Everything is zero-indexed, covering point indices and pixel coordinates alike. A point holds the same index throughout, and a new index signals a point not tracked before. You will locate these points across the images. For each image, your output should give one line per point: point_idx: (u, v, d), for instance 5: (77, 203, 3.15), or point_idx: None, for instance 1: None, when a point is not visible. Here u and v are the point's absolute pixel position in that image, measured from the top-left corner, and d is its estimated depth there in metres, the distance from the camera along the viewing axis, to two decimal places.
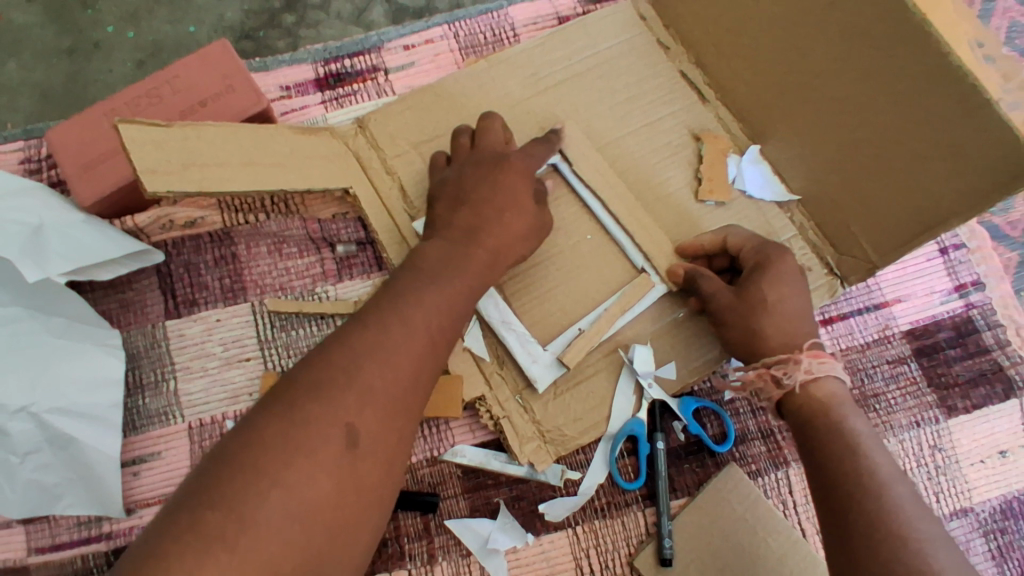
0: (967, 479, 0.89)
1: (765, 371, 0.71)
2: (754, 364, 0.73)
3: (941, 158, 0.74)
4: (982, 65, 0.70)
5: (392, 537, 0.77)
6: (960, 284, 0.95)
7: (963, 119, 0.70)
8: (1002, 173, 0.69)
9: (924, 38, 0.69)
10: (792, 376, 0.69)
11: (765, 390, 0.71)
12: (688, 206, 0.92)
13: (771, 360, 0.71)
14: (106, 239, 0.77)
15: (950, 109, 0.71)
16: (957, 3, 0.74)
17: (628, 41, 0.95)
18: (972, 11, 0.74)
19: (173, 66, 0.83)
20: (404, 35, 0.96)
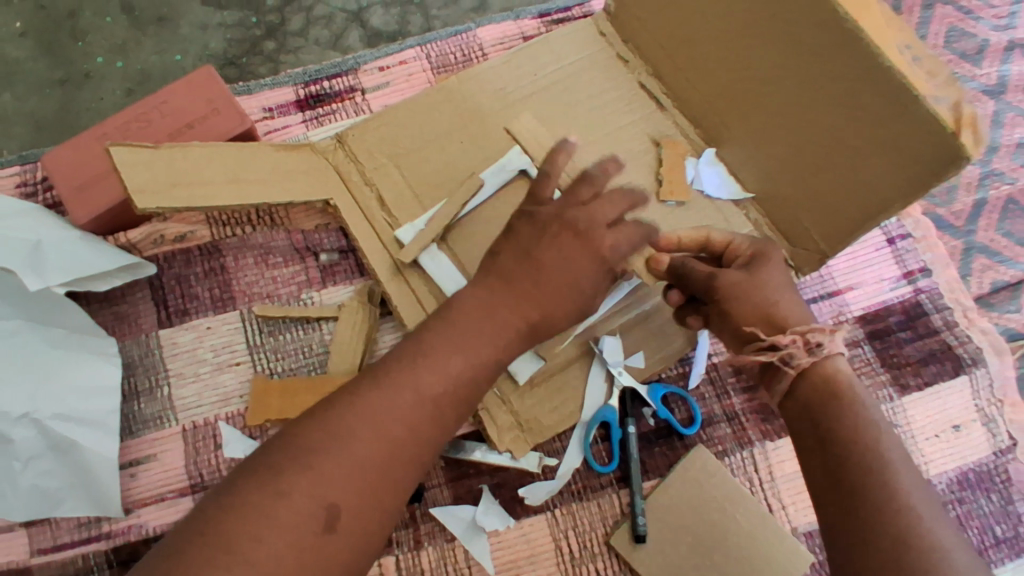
0: (923, 453, 0.94)
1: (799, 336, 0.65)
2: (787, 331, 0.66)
3: (877, 152, 0.80)
4: (910, 64, 0.76)
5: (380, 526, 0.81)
6: (908, 271, 1.01)
7: (894, 116, 0.76)
8: (931, 164, 0.75)
9: (854, 44, 0.75)
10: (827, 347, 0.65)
11: (795, 356, 0.65)
12: (651, 204, 0.99)
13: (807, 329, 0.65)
14: (103, 254, 0.82)
15: (882, 107, 0.77)
16: (884, 8, 0.80)
17: (588, 57, 1.02)
18: (898, 15, 0.81)
19: (161, 92, 0.88)
20: (379, 57, 1.02)
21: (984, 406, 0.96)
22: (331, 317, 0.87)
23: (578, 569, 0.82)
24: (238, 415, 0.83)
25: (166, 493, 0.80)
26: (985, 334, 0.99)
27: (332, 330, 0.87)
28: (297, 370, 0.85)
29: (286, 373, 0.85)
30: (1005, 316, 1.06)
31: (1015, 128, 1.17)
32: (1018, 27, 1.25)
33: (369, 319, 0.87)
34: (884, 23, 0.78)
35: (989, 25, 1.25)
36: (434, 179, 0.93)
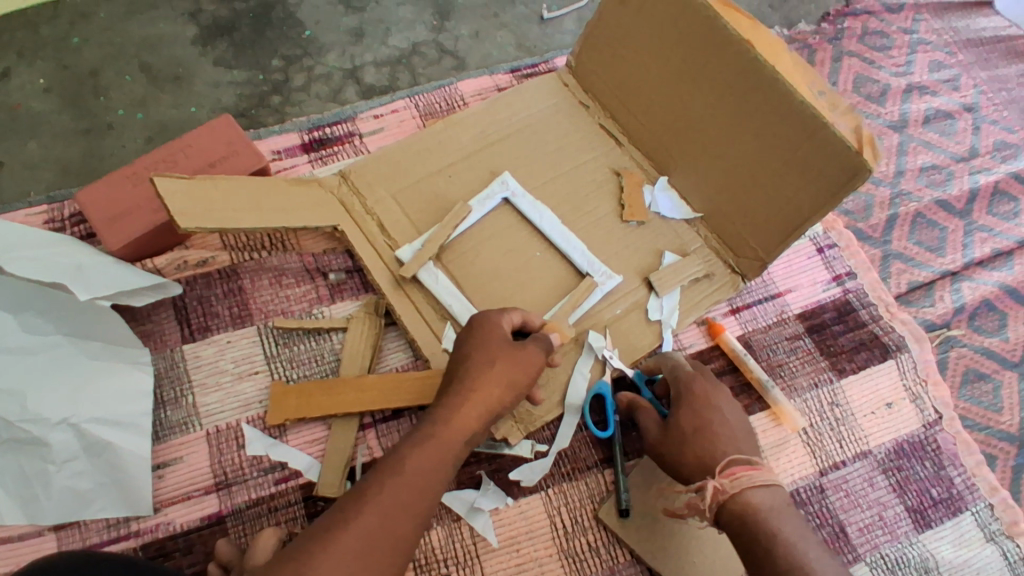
0: (863, 427, 1.06)
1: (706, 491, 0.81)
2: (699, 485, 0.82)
3: (798, 171, 0.97)
4: (817, 98, 0.95)
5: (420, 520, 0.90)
6: (837, 275, 1.18)
7: (808, 139, 0.94)
8: (841, 177, 0.92)
9: (772, 83, 0.94)
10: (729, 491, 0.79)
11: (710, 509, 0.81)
12: (615, 224, 1.13)
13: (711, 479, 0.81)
14: (136, 275, 0.93)
15: (798, 133, 0.94)
16: (793, 57, 1.00)
17: (555, 103, 1.20)
18: (804, 63, 1.01)
19: (185, 137, 1.01)
20: (374, 107, 1.18)
21: (911, 385, 1.10)
22: (340, 328, 0.98)
23: (571, 542, 0.91)
24: (258, 418, 0.92)
25: (191, 491, 0.87)
26: (905, 323, 1.15)
27: (342, 339, 0.98)
28: (312, 375, 0.95)
29: (301, 379, 0.95)
30: (922, 310, 1.23)
31: (917, 155, 1.39)
32: (914, 73, 1.49)
33: (374, 328, 0.98)
34: (794, 69, 0.98)
35: (889, 73, 1.49)
36: (427, 207, 1.06)
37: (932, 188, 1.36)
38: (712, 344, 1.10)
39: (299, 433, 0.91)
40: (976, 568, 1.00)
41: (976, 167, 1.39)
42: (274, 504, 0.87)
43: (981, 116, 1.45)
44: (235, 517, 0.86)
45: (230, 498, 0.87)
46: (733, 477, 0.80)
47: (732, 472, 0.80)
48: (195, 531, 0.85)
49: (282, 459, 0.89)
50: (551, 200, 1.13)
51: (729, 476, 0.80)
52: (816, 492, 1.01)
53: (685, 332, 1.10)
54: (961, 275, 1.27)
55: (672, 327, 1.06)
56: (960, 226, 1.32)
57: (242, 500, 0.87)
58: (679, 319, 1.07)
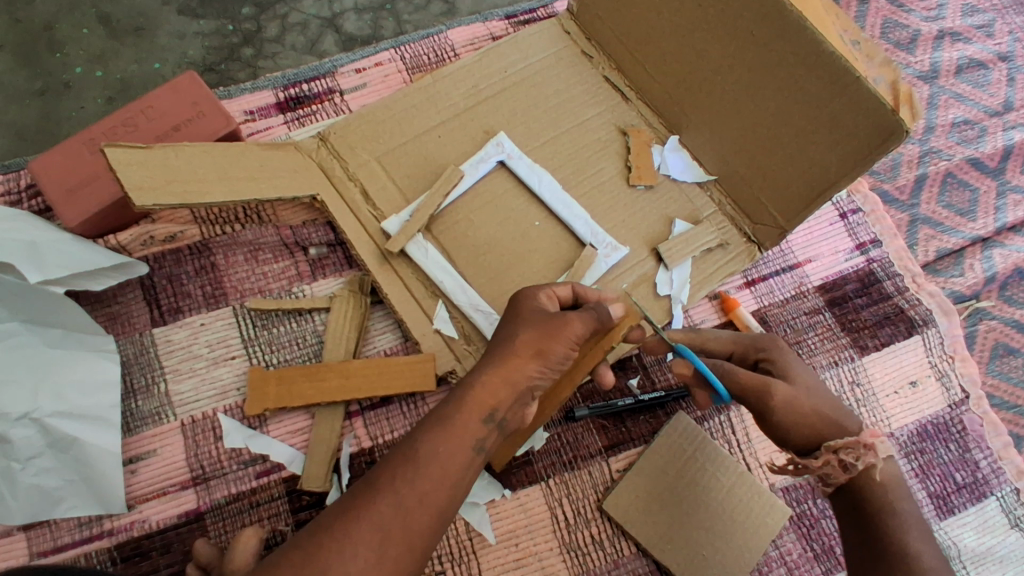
0: (885, 408, 1.00)
1: (834, 457, 0.71)
2: (820, 451, 0.72)
3: (824, 130, 0.87)
4: (850, 48, 0.85)
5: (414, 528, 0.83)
6: (861, 243, 1.10)
7: (839, 96, 0.83)
8: (874, 139, 0.82)
9: (801, 31, 0.83)
10: (862, 460, 0.71)
11: (832, 475, 0.72)
12: (623, 190, 1.03)
13: (842, 444, 0.71)
14: (97, 254, 0.84)
15: (827, 89, 0.84)
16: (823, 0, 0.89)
17: (556, 53, 1.08)
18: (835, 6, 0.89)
19: (146, 98, 0.91)
20: (355, 60, 1.06)
21: (937, 362, 1.04)
22: (323, 308, 0.90)
23: (573, 535, 0.86)
24: (237, 407, 0.85)
25: (167, 487, 0.81)
26: (933, 296, 1.07)
27: (325, 320, 0.90)
28: (293, 360, 0.88)
29: (282, 364, 0.88)
30: (951, 281, 1.15)
31: (949, 109, 1.27)
32: (946, 17, 1.36)
33: (360, 308, 0.91)
34: (824, 14, 0.87)
35: (919, 17, 1.35)
36: (415, 171, 0.97)
37: (963, 146, 1.25)
38: (725, 320, 1.02)
39: (280, 423, 0.85)
40: (998, 555, 0.96)
41: (1010, 122, 1.28)
42: (256, 499, 0.82)
43: (1018, 64, 1.33)
44: (215, 513, 0.81)
45: (209, 494, 0.81)
46: (871, 443, 0.71)
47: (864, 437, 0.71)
48: (172, 528, 0.80)
49: (263, 451, 0.83)
50: (553, 163, 1.03)
51: (866, 440, 0.71)
52: None
53: (696, 307, 1.02)
54: (993, 241, 1.18)
55: (683, 302, 0.98)
56: (993, 187, 1.22)
57: (222, 496, 0.81)
58: (691, 294, 0.98)
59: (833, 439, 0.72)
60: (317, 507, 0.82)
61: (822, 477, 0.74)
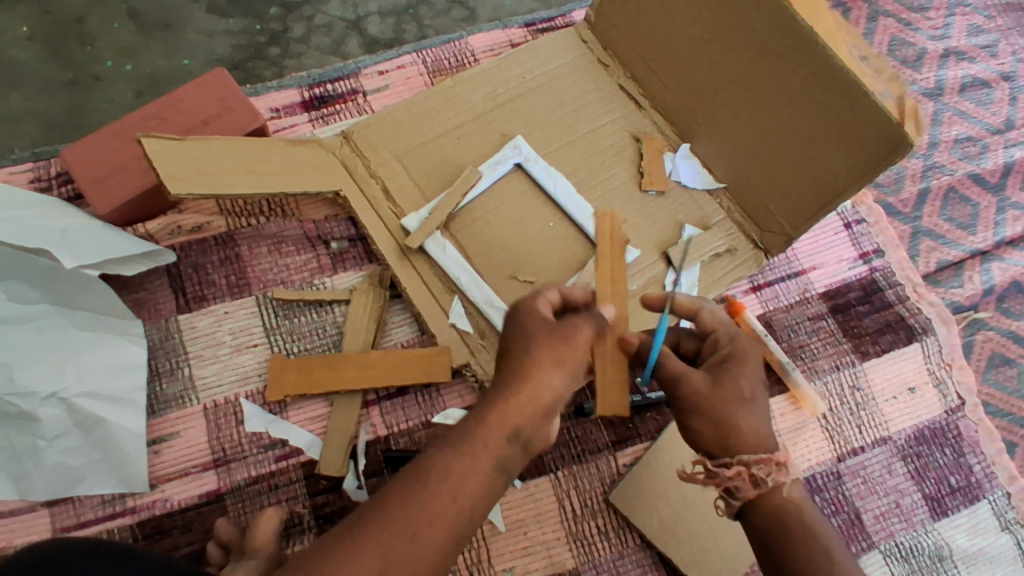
0: (883, 412, 1.03)
1: (746, 470, 0.65)
2: (732, 461, 0.65)
3: (831, 142, 0.91)
4: (859, 64, 0.88)
5: None
6: (864, 252, 1.13)
7: (847, 109, 0.87)
8: (880, 151, 0.86)
9: (812, 47, 0.86)
10: (773, 477, 0.65)
11: (742, 489, 0.65)
12: (634, 195, 1.07)
13: (755, 458, 0.65)
14: (126, 241, 0.87)
15: (837, 101, 0.88)
16: (834, 17, 0.92)
17: (572, 61, 1.11)
18: (846, 23, 0.93)
19: (176, 93, 0.94)
20: (378, 62, 1.10)
21: (935, 369, 1.07)
22: (342, 301, 0.93)
23: (580, 526, 0.88)
24: (257, 393, 0.88)
25: (189, 468, 0.84)
26: (933, 305, 1.10)
27: (344, 312, 0.93)
28: (313, 349, 0.91)
29: (302, 353, 0.91)
30: (950, 292, 1.18)
31: (952, 126, 1.31)
32: (951, 37, 1.40)
33: (378, 301, 0.93)
34: (837, 31, 0.90)
35: (926, 35, 1.39)
36: (434, 170, 1.00)
37: (965, 162, 1.28)
38: None
39: (300, 409, 0.88)
40: (990, 557, 0.99)
41: (1011, 140, 1.31)
42: (275, 482, 0.84)
43: (1020, 85, 1.37)
44: (235, 494, 0.83)
45: (230, 475, 0.84)
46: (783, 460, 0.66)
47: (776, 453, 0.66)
48: (193, 508, 0.82)
49: (282, 436, 0.86)
50: (567, 167, 1.06)
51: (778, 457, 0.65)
52: (833, 478, 0.98)
53: None
54: (992, 254, 1.22)
55: None
56: (992, 202, 1.25)
57: (242, 478, 0.84)
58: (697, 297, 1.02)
59: (744, 451, 0.66)
60: (334, 491, 0.85)
61: (730, 490, 0.66)
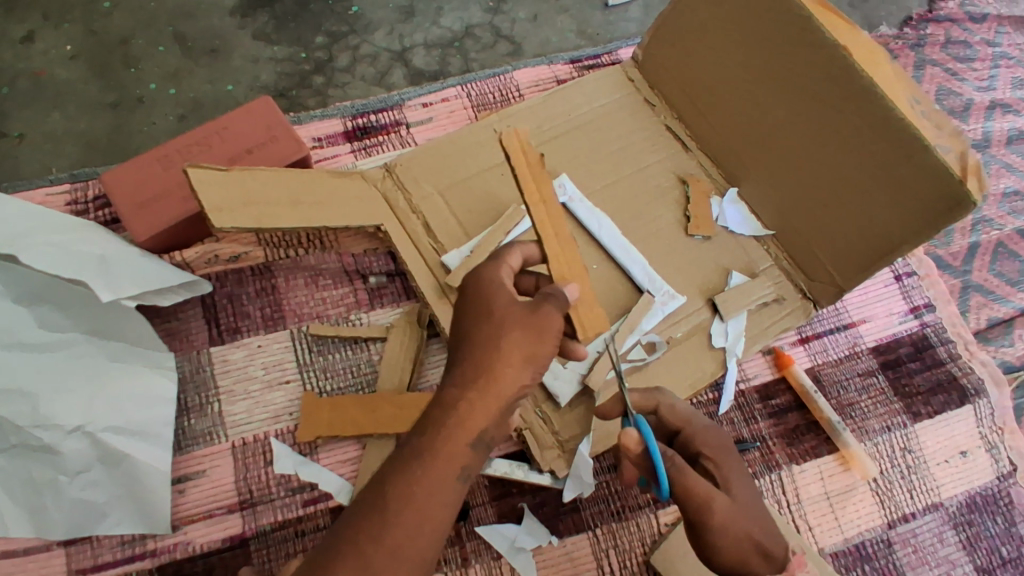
0: (935, 477, 0.98)
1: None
2: None
3: (886, 194, 0.87)
4: (919, 116, 0.84)
5: (457, 565, 0.82)
6: (914, 306, 1.08)
7: (905, 161, 0.83)
8: (939, 206, 0.82)
9: (870, 97, 0.84)
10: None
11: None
12: (680, 238, 1.03)
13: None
14: (163, 270, 0.85)
15: (894, 153, 0.84)
16: (893, 66, 0.89)
17: (618, 99, 1.09)
18: (905, 73, 0.90)
19: (222, 119, 0.93)
20: (422, 94, 1.08)
21: (987, 433, 1.01)
22: (378, 338, 0.90)
23: None
24: (288, 432, 0.85)
25: (214, 509, 0.80)
26: (985, 364, 1.05)
27: (380, 349, 0.90)
28: (346, 388, 0.88)
29: (335, 391, 0.87)
30: (1001, 350, 1.14)
31: (1001, 179, 1.27)
32: (997, 89, 1.37)
33: (416, 341, 0.90)
34: (894, 81, 0.87)
35: (972, 86, 1.36)
36: (476, 205, 0.97)
37: (1015, 216, 1.25)
38: (778, 376, 1.01)
39: (330, 451, 0.84)
40: None
41: None
42: (302, 528, 0.80)
43: None
44: (259, 540, 0.79)
45: (255, 519, 0.80)
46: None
47: None
48: (216, 553, 0.78)
49: (311, 479, 0.82)
50: (611, 208, 1.03)
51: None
52: (884, 546, 0.93)
53: (750, 361, 1.01)
54: None
55: (737, 355, 0.97)
56: None
57: (267, 522, 0.80)
58: (745, 347, 0.97)
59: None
60: None
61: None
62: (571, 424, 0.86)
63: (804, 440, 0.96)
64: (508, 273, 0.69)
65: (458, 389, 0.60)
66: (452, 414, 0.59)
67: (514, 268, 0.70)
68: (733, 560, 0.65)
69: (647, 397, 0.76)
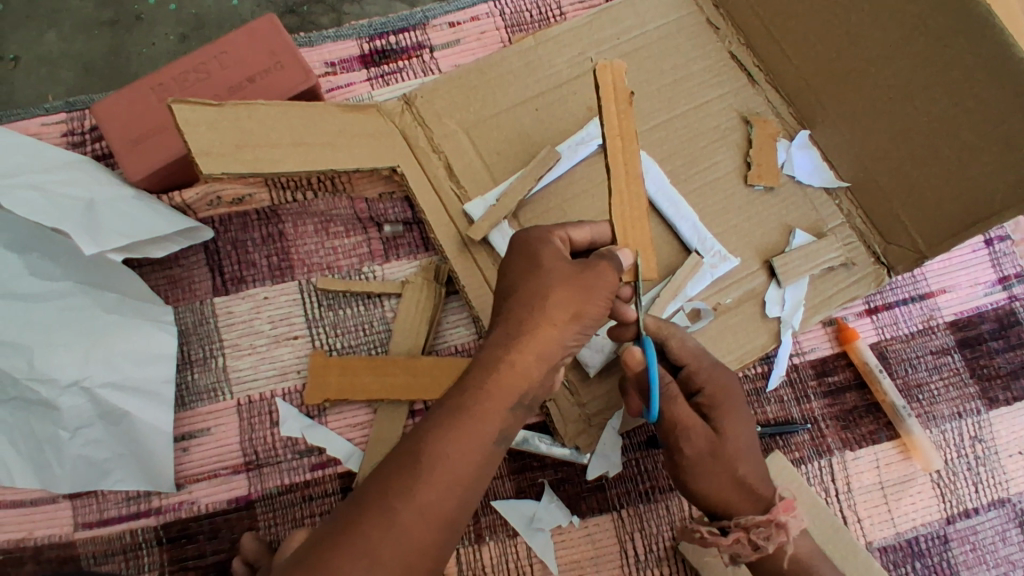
0: (1005, 470, 0.88)
1: (744, 535, 0.62)
2: (730, 528, 0.62)
3: (991, 150, 0.73)
4: None
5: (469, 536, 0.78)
6: (1004, 276, 0.94)
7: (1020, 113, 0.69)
8: None
9: (989, 30, 0.69)
10: (773, 539, 0.62)
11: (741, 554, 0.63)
12: (738, 190, 0.90)
13: (754, 522, 0.61)
14: (159, 216, 0.78)
15: (1008, 102, 0.70)
16: None
17: (677, 21, 0.93)
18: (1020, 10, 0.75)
19: (221, 40, 0.82)
20: (449, 12, 0.95)
21: None
22: (393, 294, 0.83)
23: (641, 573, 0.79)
24: (295, 392, 0.80)
25: (219, 469, 0.77)
26: None
27: (394, 307, 0.83)
28: (358, 347, 0.81)
29: (345, 350, 0.81)
30: None
31: None
32: None
33: (433, 298, 0.82)
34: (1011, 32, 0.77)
35: None
36: (505, 146, 0.85)
37: None
38: (839, 351, 0.90)
39: (339, 415, 0.79)
40: None
41: None
42: (309, 493, 0.77)
43: None
44: (265, 503, 0.76)
45: (261, 482, 0.77)
46: (782, 521, 0.62)
47: (776, 513, 0.62)
48: (221, 514, 0.76)
49: (319, 443, 0.78)
50: (661, 151, 0.90)
51: (779, 517, 0.62)
52: (937, 542, 0.85)
53: (807, 333, 0.90)
54: None
55: (794, 328, 0.85)
56: None
57: (274, 485, 0.77)
58: (803, 318, 0.86)
59: (745, 516, 0.62)
60: None
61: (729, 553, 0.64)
62: (599, 397, 0.78)
63: (862, 425, 0.87)
64: (561, 237, 0.62)
65: (467, 385, 0.52)
66: (459, 413, 0.51)
67: (571, 235, 0.64)
68: (714, 495, 0.63)
69: (663, 324, 0.68)
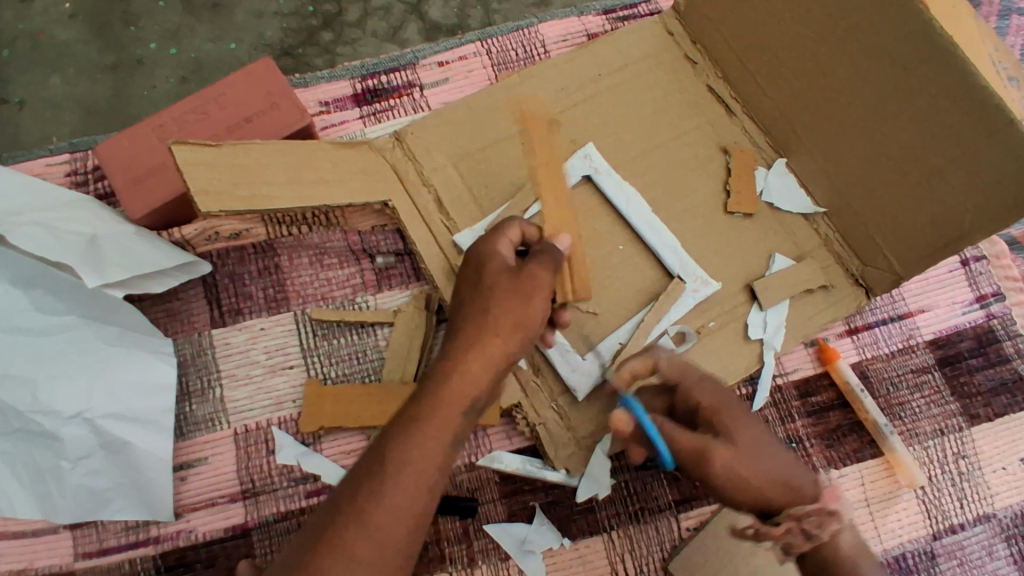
0: (990, 485, 0.89)
1: (796, 525, 0.59)
2: (780, 516, 0.60)
3: (959, 173, 0.76)
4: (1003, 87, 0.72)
5: (432, 540, 0.80)
6: (981, 295, 0.96)
7: (984, 138, 0.72)
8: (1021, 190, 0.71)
9: (950, 59, 0.71)
10: (824, 528, 0.60)
11: (793, 544, 0.60)
12: (718, 218, 0.93)
13: (806, 512, 0.59)
14: (159, 251, 0.81)
15: (972, 127, 0.73)
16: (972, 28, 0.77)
17: (655, 56, 0.97)
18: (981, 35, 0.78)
19: (219, 84, 0.86)
20: (438, 52, 0.99)
21: None
22: (385, 322, 0.85)
23: None
24: (290, 420, 0.82)
25: (216, 498, 0.79)
26: None
27: (387, 335, 0.85)
28: (351, 375, 0.83)
29: (339, 379, 0.83)
30: None
31: None
32: None
33: (425, 326, 0.84)
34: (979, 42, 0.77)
35: None
36: (494, 180, 0.89)
37: None
38: (821, 371, 0.92)
39: (334, 442, 0.81)
40: None
41: None
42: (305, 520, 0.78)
43: None
44: (262, 530, 0.78)
45: (257, 509, 0.79)
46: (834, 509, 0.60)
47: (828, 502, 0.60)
48: (218, 542, 0.78)
49: (314, 470, 0.79)
50: (642, 180, 0.93)
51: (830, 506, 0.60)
52: (926, 559, 0.86)
53: (790, 354, 0.92)
54: None
55: (776, 349, 0.88)
56: None
57: (270, 513, 0.79)
58: (785, 340, 0.88)
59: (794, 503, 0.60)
60: None
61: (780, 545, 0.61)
62: (589, 421, 0.81)
63: (846, 443, 0.90)
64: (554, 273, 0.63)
65: None
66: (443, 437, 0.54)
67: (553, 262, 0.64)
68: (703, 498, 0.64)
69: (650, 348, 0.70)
